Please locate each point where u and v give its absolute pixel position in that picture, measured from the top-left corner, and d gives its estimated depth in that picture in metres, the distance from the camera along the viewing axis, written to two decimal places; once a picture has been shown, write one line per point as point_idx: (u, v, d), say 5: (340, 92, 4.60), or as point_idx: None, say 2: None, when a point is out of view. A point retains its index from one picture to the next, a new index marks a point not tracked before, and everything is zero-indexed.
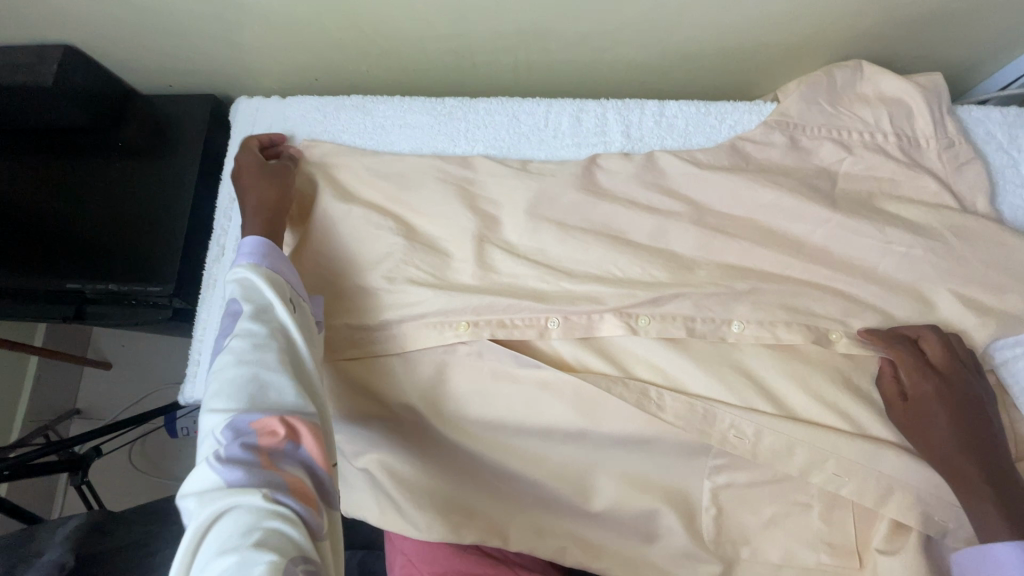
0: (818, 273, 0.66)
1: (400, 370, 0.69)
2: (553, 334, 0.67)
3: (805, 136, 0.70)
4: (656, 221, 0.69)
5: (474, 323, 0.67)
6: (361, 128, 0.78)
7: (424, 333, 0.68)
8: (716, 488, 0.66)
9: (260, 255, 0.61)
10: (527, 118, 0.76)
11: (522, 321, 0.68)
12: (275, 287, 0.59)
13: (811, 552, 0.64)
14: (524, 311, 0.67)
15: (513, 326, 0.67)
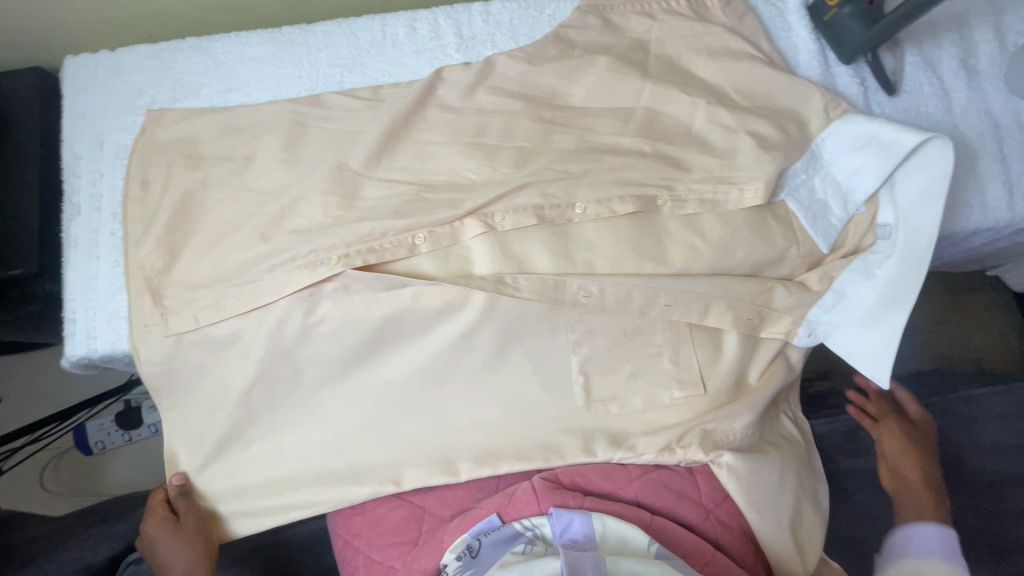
0: (640, 132, 0.74)
1: (278, 295, 0.70)
2: (422, 249, 0.72)
3: (614, 14, 0.77)
4: (495, 112, 0.75)
5: (346, 256, 0.70)
6: (201, 67, 0.78)
7: (300, 260, 0.70)
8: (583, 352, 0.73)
9: None
10: (365, 34, 0.79)
11: (390, 244, 0.71)
12: None
13: (665, 392, 0.73)
14: (390, 232, 0.71)
15: (383, 250, 0.71)
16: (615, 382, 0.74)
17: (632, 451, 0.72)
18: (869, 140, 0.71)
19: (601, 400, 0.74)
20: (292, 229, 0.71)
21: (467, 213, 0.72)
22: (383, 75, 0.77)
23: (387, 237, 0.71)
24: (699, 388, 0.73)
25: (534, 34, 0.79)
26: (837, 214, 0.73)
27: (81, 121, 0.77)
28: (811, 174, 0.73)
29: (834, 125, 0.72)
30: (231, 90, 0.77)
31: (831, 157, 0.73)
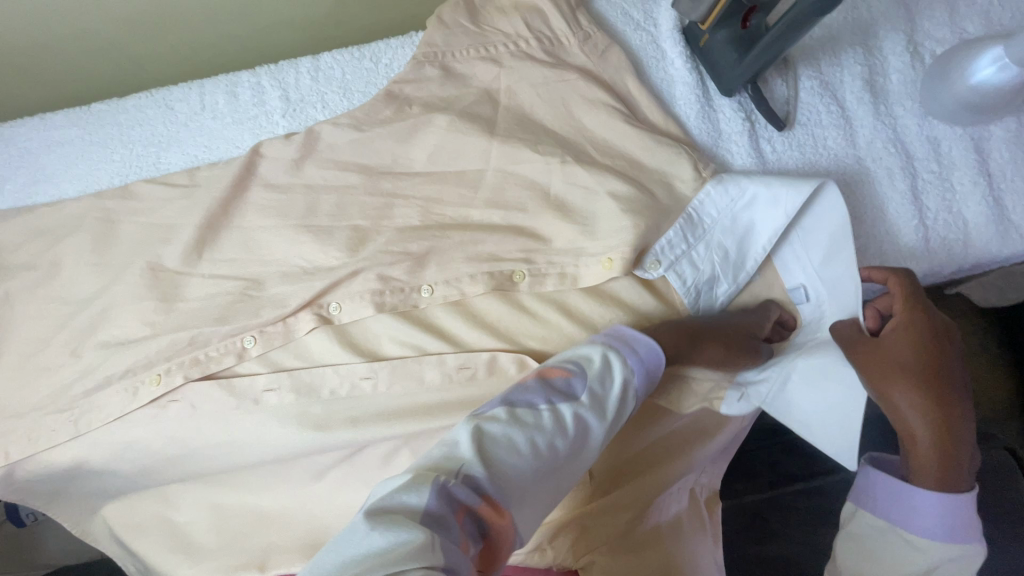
0: (491, 199, 0.65)
1: (95, 417, 0.63)
2: (251, 351, 0.64)
3: (458, 61, 0.67)
4: (324, 189, 0.66)
5: (164, 370, 0.63)
6: (5, 159, 0.70)
7: (116, 375, 0.63)
8: None
9: None
10: (182, 106, 0.70)
11: (216, 350, 0.64)
12: None
13: None
14: (213, 337, 0.64)
15: (207, 358, 0.63)
16: None
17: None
18: (750, 201, 0.62)
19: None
20: (103, 342, 0.64)
21: (296, 307, 0.63)
22: (204, 152, 0.69)
23: (208, 346, 0.63)
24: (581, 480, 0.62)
25: (370, 89, 0.69)
26: (724, 285, 0.64)
27: None
28: (693, 244, 0.63)
29: (708, 186, 0.62)
30: (40, 183, 0.70)
31: (716, 218, 0.63)
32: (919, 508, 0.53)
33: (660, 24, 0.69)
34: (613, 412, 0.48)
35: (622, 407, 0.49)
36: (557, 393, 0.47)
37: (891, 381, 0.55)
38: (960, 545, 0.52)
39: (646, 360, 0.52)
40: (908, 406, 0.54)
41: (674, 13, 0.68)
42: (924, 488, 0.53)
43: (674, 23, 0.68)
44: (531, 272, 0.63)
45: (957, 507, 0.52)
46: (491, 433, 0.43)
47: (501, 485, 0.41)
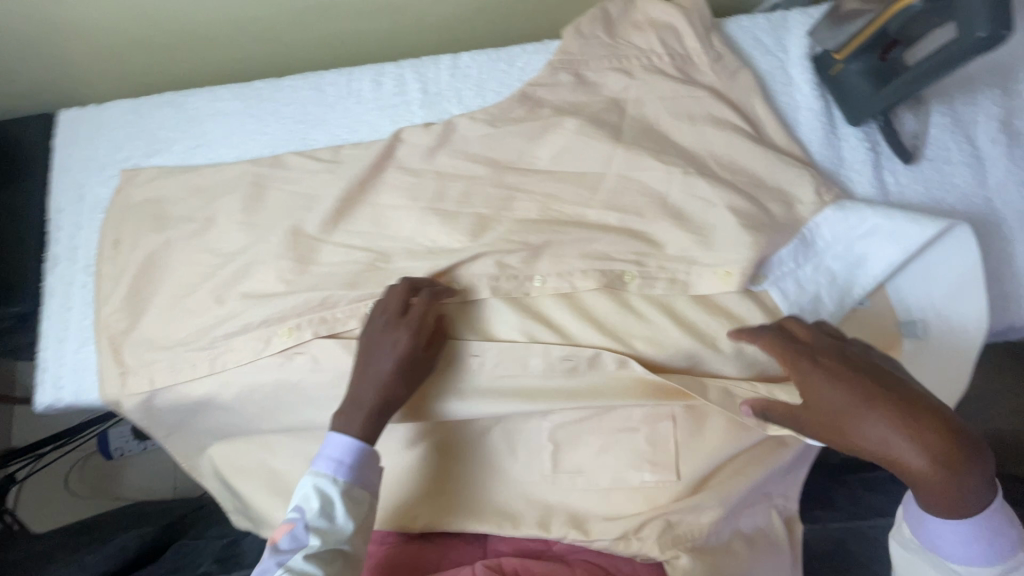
0: (609, 202, 0.68)
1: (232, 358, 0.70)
2: (372, 317, 0.70)
3: (591, 70, 0.71)
4: (454, 177, 0.71)
5: (296, 326, 0.70)
6: (174, 123, 0.79)
7: (252, 324, 0.70)
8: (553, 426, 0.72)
9: (352, 470, 0.60)
10: (331, 89, 0.77)
11: (342, 313, 0.70)
12: (354, 508, 0.59)
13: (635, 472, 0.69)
14: (341, 301, 0.70)
15: (334, 319, 0.70)
16: (583, 456, 0.71)
17: (586, 534, 0.69)
18: (868, 228, 0.63)
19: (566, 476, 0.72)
20: (244, 292, 0.71)
21: (418, 281, 0.68)
22: (346, 133, 0.76)
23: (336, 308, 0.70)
24: (671, 472, 0.68)
25: (503, 90, 0.74)
26: (830, 309, 0.63)
27: (63, 175, 0.80)
28: (802, 263, 0.64)
29: (828, 209, 0.64)
30: (200, 146, 0.78)
31: (831, 240, 0.64)
32: (943, 534, 0.52)
33: (789, 50, 0.71)
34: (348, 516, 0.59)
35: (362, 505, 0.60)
36: (336, 510, 0.59)
37: (866, 429, 0.50)
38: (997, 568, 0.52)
39: (346, 461, 0.59)
40: (916, 442, 0.48)
41: (805, 41, 0.70)
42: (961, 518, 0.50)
43: (804, 50, 0.70)
44: (642, 275, 0.66)
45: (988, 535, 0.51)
46: (342, 532, 0.59)
47: None
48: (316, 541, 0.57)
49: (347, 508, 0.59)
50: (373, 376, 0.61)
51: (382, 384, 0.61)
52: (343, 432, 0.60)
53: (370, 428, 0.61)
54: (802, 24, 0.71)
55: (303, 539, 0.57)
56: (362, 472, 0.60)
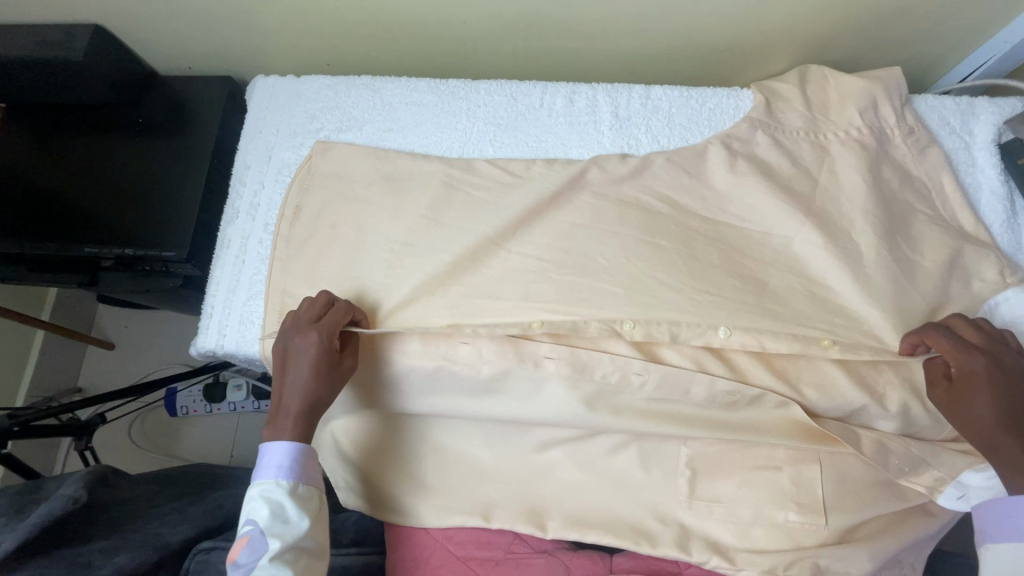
0: (789, 247, 0.71)
1: (403, 337, 0.72)
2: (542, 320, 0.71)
3: (782, 125, 0.75)
4: (640, 201, 0.75)
5: (468, 315, 0.72)
6: (369, 105, 0.84)
7: (430, 305, 0.73)
8: (693, 452, 0.73)
9: (293, 471, 0.66)
10: (524, 99, 0.82)
11: (513, 311, 0.72)
12: (304, 504, 0.66)
13: (780, 510, 0.70)
14: (513, 301, 0.72)
15: (505, 315, 0.71)
16: (724, 487, 0.72)
17: (731, 563, 0.70)
18: None
19: (704, 503, 0.73)
20: (423, 276, 0.74)
21: (595, 296, 0.71)
22: (534, 141, 0.80)
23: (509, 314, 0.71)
24: (818, 517, 0.69)
25: (691, 127, 0.78)
26: None
27: (256, 136, 0.85)
28: None
29: (1010, 290, 0.68)
30: (391, 130, 0.82)
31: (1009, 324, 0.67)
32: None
33: (974, 134, 0.74)
34: (298, 513, 0.65)
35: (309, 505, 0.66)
36: (290, 511, 0.65)
37: (972, 394, 0.60)
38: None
39: (284, 466, 0.66)
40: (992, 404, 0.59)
41: (992, 128, 0.74)
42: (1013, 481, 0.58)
43: (992, 136, 0.74)
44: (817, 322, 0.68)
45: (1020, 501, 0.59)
46: (297, 529, 0.64)
47: None
48: (276, 545, 0.63)
49: (298, 505, 0.65)
50: (292, 388, 0.67)
51: (298, 395, 0.67)
52: (280, 442, 0.66)
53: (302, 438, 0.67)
54: (990, 111, 0.75)
55: (262, 546, 0.62)
56: (303, 472, 0.67)
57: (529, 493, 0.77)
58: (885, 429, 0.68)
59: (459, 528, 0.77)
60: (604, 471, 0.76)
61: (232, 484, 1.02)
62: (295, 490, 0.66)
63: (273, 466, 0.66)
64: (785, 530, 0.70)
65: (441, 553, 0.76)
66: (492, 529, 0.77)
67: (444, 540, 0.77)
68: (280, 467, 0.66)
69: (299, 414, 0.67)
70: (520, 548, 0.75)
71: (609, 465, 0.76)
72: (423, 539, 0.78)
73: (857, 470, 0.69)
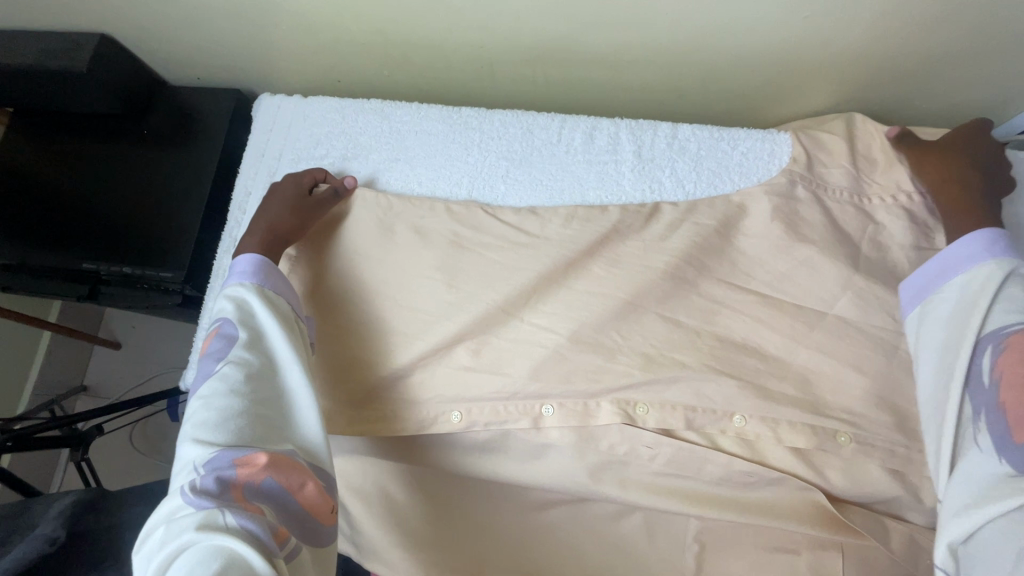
0: (821, 316, 0.65)
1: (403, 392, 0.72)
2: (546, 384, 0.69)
3: (823, 178, 0.69)
4: (662, 252, 0.68)
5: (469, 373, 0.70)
6: (376, 132, 0.79)
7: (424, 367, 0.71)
8: (701, 525, 0.69)
9: (256, 274, 0.67)
10: (541, 133, 0.76)
11: (515, 374, 0.69)
12: (273, 308, 0.65)
13: None
14: (518, 363, 0.69)
15: (509, 376, 0.69)
16: (734, 567, 0.67)
17: None
18: None
19: None
20: (423, 332, 0.70)
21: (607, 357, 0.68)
22: (549, 179, 0.74)
23: (520, 376, 0.69)
24: None
25: (720, 172, 0.72)
26: None
27: (260, 161, 0.81)
28: None
29: None
30: (398, 159, 0.78)
31: None
32: None
33: None
34: (261, 331, 0.64)
35: (274, 304, 0.66)
36: (254, 308, 0.65)
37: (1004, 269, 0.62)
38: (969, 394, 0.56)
39: (248, 272, 0.67)
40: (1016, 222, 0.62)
41: None
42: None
43: None
44: (847, 406, 0.63)
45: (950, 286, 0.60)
46: (263, 338, 0.63)
47: (233, 527, 0.48)
48: (239, 350, 0.61)
49: (264, 300, 0.65)
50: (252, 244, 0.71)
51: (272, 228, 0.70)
52: (242, 255, 0.69)
53: (267, 246, 0.70)
54: None
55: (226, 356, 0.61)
56: (265, 278, 0.67)
57: (526, 557, 0.72)
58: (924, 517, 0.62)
59: None
60: (609, 541, 0.71)
61: None
62: (259, 290, 0.66)
63: (237, 273, 0.68)
64: None
65: None
66: None
67: None
68: (245, 277, 0.67)
69: (271, 240, 0.70)
70: None
71: (615, 533, 0.72)
72: None
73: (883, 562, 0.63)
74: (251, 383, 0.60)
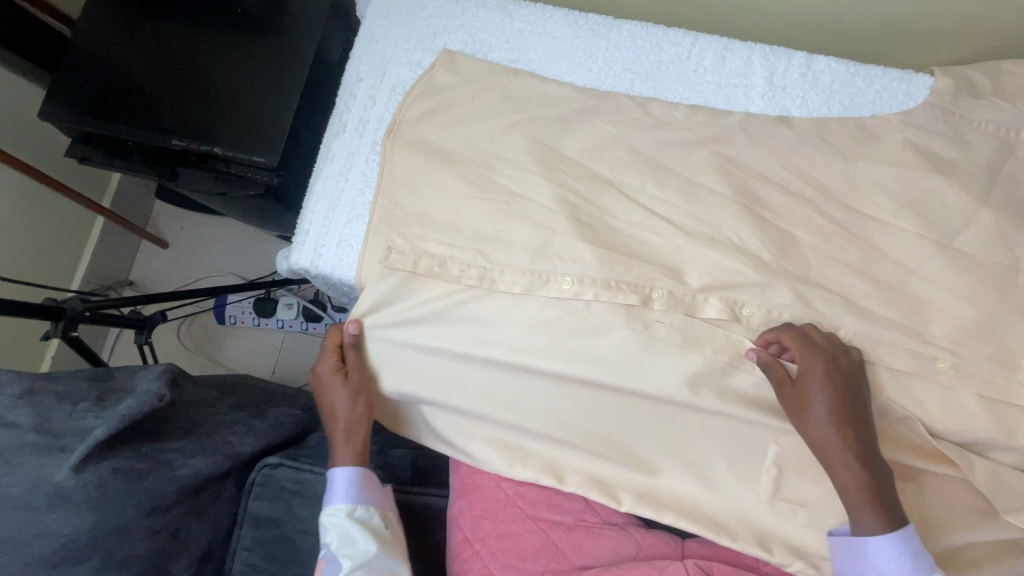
0: (938, 260, 0.65)
1: (501, 303, 0.69)
2: (655, 302, 0.67)
3: (959, 121, 0.68)
4: (784, 188, 0.69)
5: (579, 280, 0.68)
6: (498, 30, 0.76)
7: (524, 268, 0.69)
8: (785, 450, 0.67)
9: (355, 492, 0.70)
10: (670, 48, 0.74)
11: (627, 285, 0.67)
12: (366, 528, 0.68)
13: None
14: (631, 273, 0.67)
15: (619, 288, 0.67)
16: (809, 491, 0.67)
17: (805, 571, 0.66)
18: None
19: (786, 504, 0.67)
20: (528, 243, 0.69)
21: (720, 279, 0.67)
22: (674, 97, 0.73)
23: (626, 277, 0.67)
24: None
25: (852, 108, 0.71)
26: None
27: (371, 47, 0.78)
28: None
29: None
30: (519, 60, 0.75)
31: None
32: None
33: None
34: (362, 532, 0.67)
35: (368, 516, 0.69)
36: (357, 534, 0.67)
37: (857, 511, 0.58)
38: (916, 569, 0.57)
39: (348, 484, 0.70)
40: (843, 463, 0.58)
41: None
42: (873, 538, 0.58)
43: None
44: (956, 348, 0.64)
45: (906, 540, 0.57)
46: (364, 552, 0.66)
47: None
48: (346, 565, 0.66)
49: (362, 529, 0.67)
50: (339, 443, 0.72)
51: (349, 429, 0.72)
52: (340, 468, 0.71)
53: (361, 459, 0.72)
54: None
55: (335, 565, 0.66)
56: (366, 492, 0.70)
57: None
58: (1016, 460, 0.63)
59: (533, 486, 0.74)
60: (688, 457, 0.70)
61: (282, 403, 1.01)
62: (359, 512, 0.69)
63: (336, 490, 0.70)
64: None
65: (511, 508, 0.73)
66: (566, 493, 0.74)
67: (517, 497, 0.73)
68: (341, 492, 0.70)
69: (352, 440, 0.72)
70: (590, 518, 0.72)
71: (694, 450, 0.70)
72: (495, 493, 0.74)
73: (959, 494, 0.65)
74: (373, 558, 0.66)
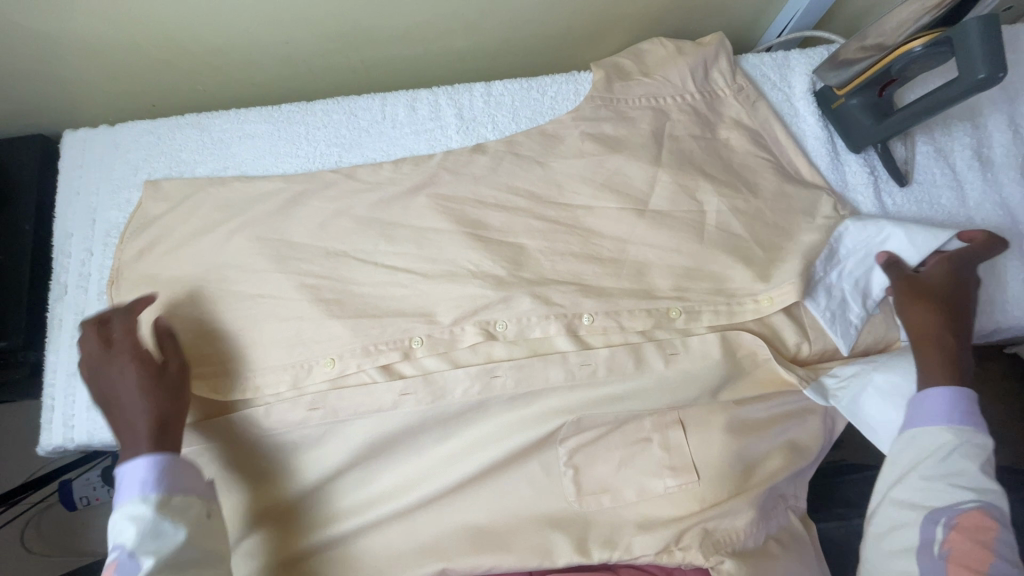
0: (642, 225, 0.73)
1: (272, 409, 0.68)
2: (416, 349, 0.69)
3: (620, 105, 0.77)
4: (498, 208, 0.74)
5: (339, 356, 0.69)
6: (198, 144, 0.77)
7: (284, 364, 0.69)
8: (579, 440, 0.72)
9: None
10: (365, 113, 0.79)
11: (386, 345, 0.69)
12: None
13: (658, 479, 0.70)
14: (385, 333, 0.69)
15: (378, 351, 0.69)
16: (604, 472, 0.72)
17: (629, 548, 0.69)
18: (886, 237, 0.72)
19: (592, 495, 0.71)
20: (281, 339, 0.69)
21: (467, 307, 0.70)
22: (381, 155, 0.77)
23: (382, 338, 0.69)
24: (692, 473, 0.70)
25: (535, 118, 0.78)
26: (856, 313, 0.71)
27: (74, 199, 0.76)
28: (829, 272, 0.72)
29: (848, 223, 0.73)
30: (227, 167, 0.77)
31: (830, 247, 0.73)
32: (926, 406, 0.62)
33: (793, 86, 0.80)
34: None
35: None
36: None
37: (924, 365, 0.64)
38: (967, 428, 0.60)
39: None
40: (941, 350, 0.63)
41: (806, 78, 0.80)
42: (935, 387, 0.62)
43: (807, 87, 0.80)
44: (680, 294, 0.71)
45: (964, 398, 0.61)
46: None
47: None
48: None
49: None
50: None
51: None
52: None
53: None
54: (802, 64, 0.80)
55: None
56: None
57: None
58: (757, 371, 0.71)
59: None
60: (487, 498, 0.72)
61: None
62: None
63: None
64: (673, 487, 0.70)
65: None
66: None
67: None
68: None
69: None
70: None
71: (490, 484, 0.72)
72: None
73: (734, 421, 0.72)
74: None
